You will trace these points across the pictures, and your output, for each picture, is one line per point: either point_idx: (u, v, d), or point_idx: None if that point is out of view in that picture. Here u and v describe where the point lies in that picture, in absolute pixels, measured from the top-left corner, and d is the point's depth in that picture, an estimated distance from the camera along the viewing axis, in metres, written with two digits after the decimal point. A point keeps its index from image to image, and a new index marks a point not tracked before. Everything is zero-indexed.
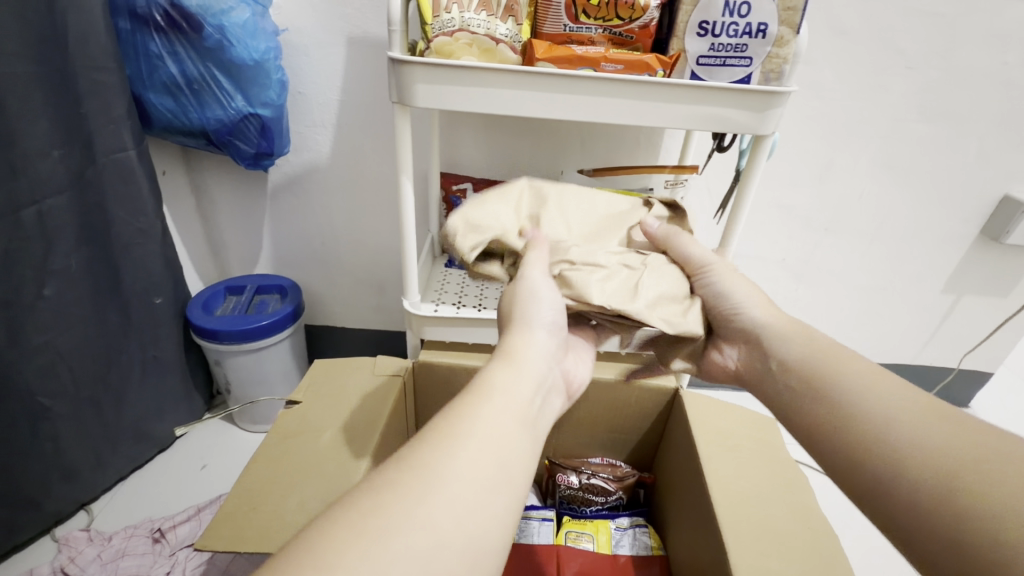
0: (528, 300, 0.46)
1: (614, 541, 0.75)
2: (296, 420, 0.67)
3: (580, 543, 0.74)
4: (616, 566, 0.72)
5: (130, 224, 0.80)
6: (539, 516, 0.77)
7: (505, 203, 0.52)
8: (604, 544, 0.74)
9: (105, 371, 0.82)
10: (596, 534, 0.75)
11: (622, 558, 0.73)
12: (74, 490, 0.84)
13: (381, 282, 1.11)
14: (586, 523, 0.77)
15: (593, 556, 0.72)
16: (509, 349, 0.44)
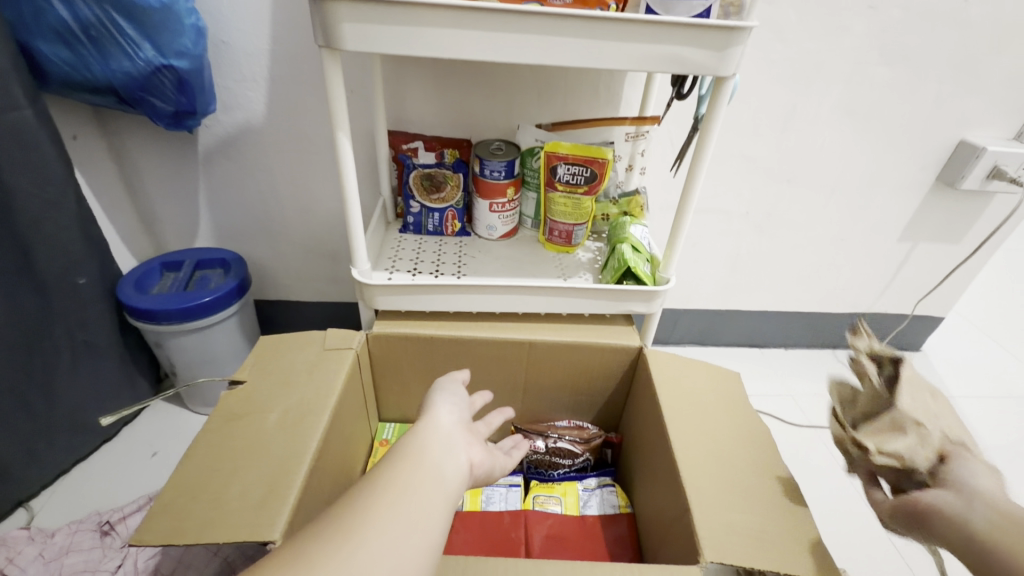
0: (441, 388, 0.55)
1: (582, 502, 0.75)
2: (240, 401, 0.63)
3: (549, 505, 0.73)
4: (584, 527, 0.72)
5: (37, 197, 0.72)
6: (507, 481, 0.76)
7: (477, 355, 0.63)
8: (572, 506, 0.74)
9: (26, 359, 0.75)
10: (564, 496, 0.75)
11: (591, 519, 0.73)
12: (7, 487, 0.78)
13: (334, 252, 1.05)
14: (555, 486, 0.76)
15: (562, 518, 0.72)
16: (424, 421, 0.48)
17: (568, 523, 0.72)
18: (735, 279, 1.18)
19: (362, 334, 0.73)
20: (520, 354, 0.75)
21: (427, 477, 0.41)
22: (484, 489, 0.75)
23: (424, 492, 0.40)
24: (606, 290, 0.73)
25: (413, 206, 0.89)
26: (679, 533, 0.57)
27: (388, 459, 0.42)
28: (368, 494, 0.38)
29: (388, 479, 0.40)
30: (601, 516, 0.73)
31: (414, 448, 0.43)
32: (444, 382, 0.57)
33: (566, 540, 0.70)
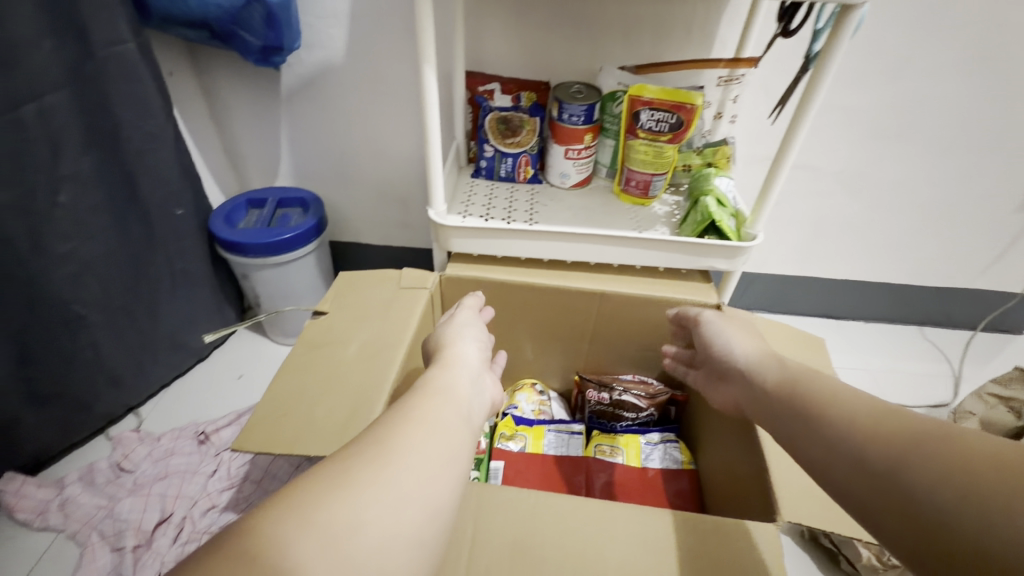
0: (456, 329, 0.56)
1: (645, 455, 0.75)
2: (323, 331, 0.66)
3: (611, 455, 0.75)
4: (645, 479, 0.72)
5: (141, 129, 0.76)
6: (571, 427, 0.78)
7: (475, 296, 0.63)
8: (634, 459, 0.75)
9: (135, 281, 0.82)
10: (626, 448, 0.75)
11: (652, 472, 0.73)
12: (121, 395, 0.88)
13: (404, 196, 1.06)
14: (618, 437, 0.77)
15: (624, 468, 0.73)
16: (446, 359, 0.50)
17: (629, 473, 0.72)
18: (819, 244, 1.10)
19: (437, 275, 0.74)
20: (590, 304, 0.74)
21: (448, 409, 0.42)
22: (546, 433, 0.77)
23: (448, 425, 0.40)
24: (687, 244, 0.70)
25: (487, 150, 0.87)
26: (751, 492, 0.56)
27: (415, 396, 0.43)
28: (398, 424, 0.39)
29: (418, 413, 0.40)
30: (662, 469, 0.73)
31: (438, 390, 0.44)
32: (456, 324, 0.58)
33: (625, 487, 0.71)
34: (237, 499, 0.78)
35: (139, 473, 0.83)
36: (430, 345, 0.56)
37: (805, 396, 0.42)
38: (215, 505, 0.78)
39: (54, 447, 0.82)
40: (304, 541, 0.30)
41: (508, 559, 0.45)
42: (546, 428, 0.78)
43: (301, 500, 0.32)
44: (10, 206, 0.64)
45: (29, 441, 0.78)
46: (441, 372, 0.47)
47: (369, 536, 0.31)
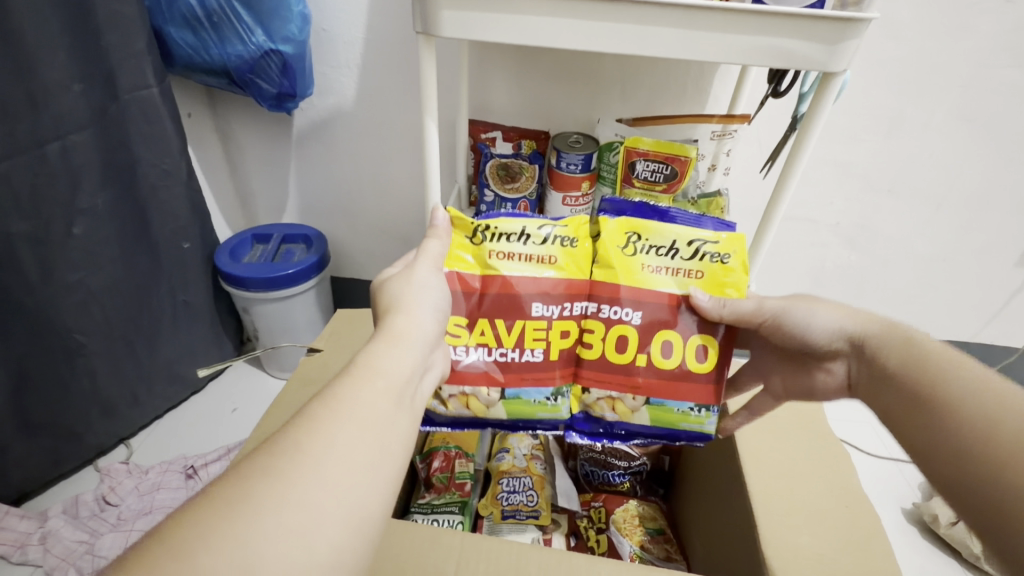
0: (413, 290, 0.43)
1: (526, 258, 0.48)
2: (316, 367, 0.66)
3: (664, 344, 0.49)
4: (514, 306, 0.49)
5: (156, 166, 0.80)
6: (659, 211, 0.50)
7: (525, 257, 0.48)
8: (616, 326, 0.49)
9: (138, 313, 0.84)
10: (597, 263, 0.49)
11: (521, 296, 0.48)
12: (114, 425, 0.88)
13: (407, 235, 1.09)
14: (663, 240, 0.48)
15: (603, 366, 0.50)
16: (393, 331, 0.39)
17: (669, 389, 0.49)
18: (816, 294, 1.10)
19: None
20: (686, 213, 0.50)
21: (384, 392, 0.35)
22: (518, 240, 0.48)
23: (379, 407, 0.34)
24: None
25: (487, 195, 0.89)
26: (743, 525, 0.55)
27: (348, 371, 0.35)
28: (309, 411, 0.32)
29: (332, 394, 0.34)
30: (493, 279, 0.48)
31: (367, 358, 0.36)
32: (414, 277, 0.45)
33: (703, 385, 0.50)
34: None
35: (124, 508, 0.82)
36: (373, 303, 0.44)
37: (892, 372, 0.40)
38: None
39: (41, 477, 0.81)
40: (313, 489, 0.29)
41: None
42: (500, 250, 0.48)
43: (279, 469, 0.29)
44: (24, 238, 0.66)
45: (18, 471, 0.77)
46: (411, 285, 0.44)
47: (365, 453, 0.32)
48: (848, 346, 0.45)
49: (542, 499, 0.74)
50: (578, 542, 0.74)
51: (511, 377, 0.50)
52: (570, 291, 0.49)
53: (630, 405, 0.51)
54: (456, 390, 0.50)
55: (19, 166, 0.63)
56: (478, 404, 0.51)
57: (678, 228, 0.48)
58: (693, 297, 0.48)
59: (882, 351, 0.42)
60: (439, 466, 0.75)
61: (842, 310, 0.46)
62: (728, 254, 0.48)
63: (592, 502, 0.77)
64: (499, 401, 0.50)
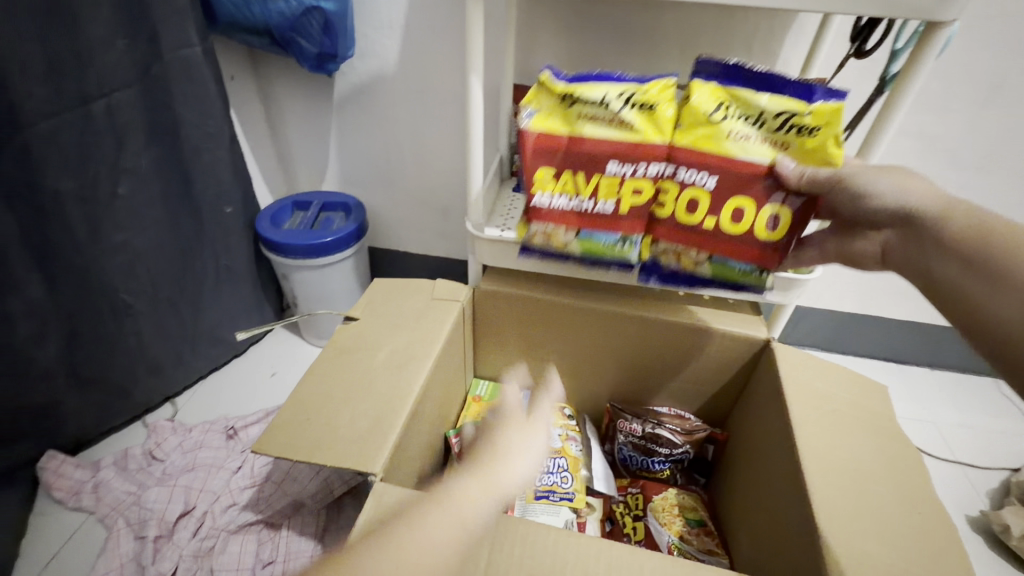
0: (515, 440, 0.51)
1: (611, 121, 0.51)
2: (352, 336, 0.65)
3: (736, 211, 0.52)
4: (591, 162, 0.53)
5: (200, 128, 0.79)
6: (758, 76, 0.49)
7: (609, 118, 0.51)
8: (690, 188, 0.52)
9: (182, 275, 0.85)
10: (680, 126, 0.50)
11: (599, 154, 0.52)
12: (161, 384, 0.90)
13: (446, 205, 1.06)
14: (749, 109, 0.48)
15: (675, 223, 0.55)
16: (479, 476, 0.46)
17: (732, 249, 0.55)
18: (883, 282, 1.02)
19: (470, 289, 0.72)
20: (780, 78, 0.48)
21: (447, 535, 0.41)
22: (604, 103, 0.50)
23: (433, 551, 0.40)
24: None
25: None
26: (801, 526, 0.51)
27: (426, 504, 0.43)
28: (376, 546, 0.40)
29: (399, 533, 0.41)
30: (576, 139, 0.52)
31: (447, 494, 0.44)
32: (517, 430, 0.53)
33: (763, 255, 0.54)
34: (257, 498, 0.77)
35: (168, 464, 0.84)
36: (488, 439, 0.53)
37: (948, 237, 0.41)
38: (235, 503, 0.77)
39: (93, 430, 0.85)
40: None
41: None
42: (586, 114, 0.51)
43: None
44: (72, 196, 0.67)
45: (72, 422, 0.81)
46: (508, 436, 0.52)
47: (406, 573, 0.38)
48: (898, 218, 0.45)
49: (578, 482, 0.71)
50: (613, 529, 0.71)
51: (588, 222, 0.56)
52: (648, 154, 0.51)
53: (694, 259, 0.57)
54: (545, 227, 0.58)
55: (66, 123, 0.64)
56: (560, 240, 0.58)
57: (772, 96, 0.48)
58: (778, 169, 0.49)
59: (938, 224, 0.42)
60: (473, 442, 0.73)
61: (906, 181, 0.46)
62: (820, 126, 0.47)
63: (628, 489, 0.75)
64: (575, 240, 0.58)
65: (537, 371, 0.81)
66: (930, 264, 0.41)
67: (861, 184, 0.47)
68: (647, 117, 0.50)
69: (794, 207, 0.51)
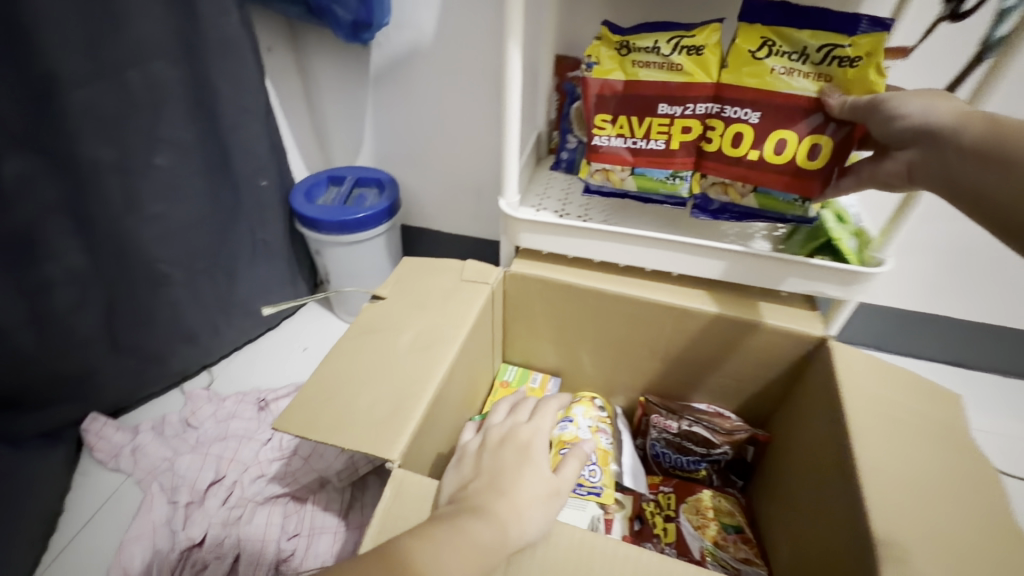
0: (521, 447, 0.46)
1: (663, 65, 0.56)
2: (378, 316, 0.63)
3: (780, 142, 0.55)
4: (645, 105, 0.58)
5: (236, 100, 0.78)
6: (803, 13, 0.52)
7: (662, 61, 0.56)
8: (737, 124, 0.56)
9: (218, 248, 0.85)
10: (727, 65, 0.55)
11: (652, 96, 0.57)
12: (197, 354, 0.92)
13: (480, 185, 1.03)
14: (793, 46, 0.53)
15: (723, 160, 0.59)
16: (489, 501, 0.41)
17: (776, 182, 0.57)
18: (956, 281, 0.92)
19: (501, 271, 0.69)
20: (827, 12, 0.52)
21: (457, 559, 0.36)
22: (656, 50, 0.56)
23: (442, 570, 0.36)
24: (797, 261, 0.58)
25: (569, 141, 0.79)
26: (852, 545, 0.46)
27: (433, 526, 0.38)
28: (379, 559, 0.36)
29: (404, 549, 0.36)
30: (632, 81, 0.57)
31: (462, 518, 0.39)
32: (527, 434, 0.48)
33: (806, 185, 0.56)
34: (285, 471, 0.78)
35: (202, 432, 0.86)
36: (489, 442, 0.47)
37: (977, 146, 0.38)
38: (264, 474, 0.78)
39: (134, 395, 0.87)
40: None
41: None
42: (639, 61, 0.57)
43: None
44: (110, 165, 0.67)
45: (113, 387, 0.83)
46: (518, 449, 0.46)
47: None
48: (919, 135, 0.43)
49: (606, 477, 0.68)
50: (642, 528, 0.66)
51: (639, 158, 0.60)
52: (697, 92, 0.56)
53: (741, 191, 0.60)
54: (602, 167, 0.62)
55: (103, 91, 0.64)
56: (617, 177, 0.62)
57: (815, 31, 0.52)
58: (822, 96, 0.53)
59: (958, 133, 0.40)
60: None
61: (938, 99, 0.44)
62: (861, 57, 0.51)
63: (660, 488, 0.71)
64: (631, 176, 0.62)
65: (568, 359, 0.77)
66: (952, 169, 0.40)
67: (896, 103, 0.45)
68: (697, 60, 0.56)
69: (837, 136, 0.53)
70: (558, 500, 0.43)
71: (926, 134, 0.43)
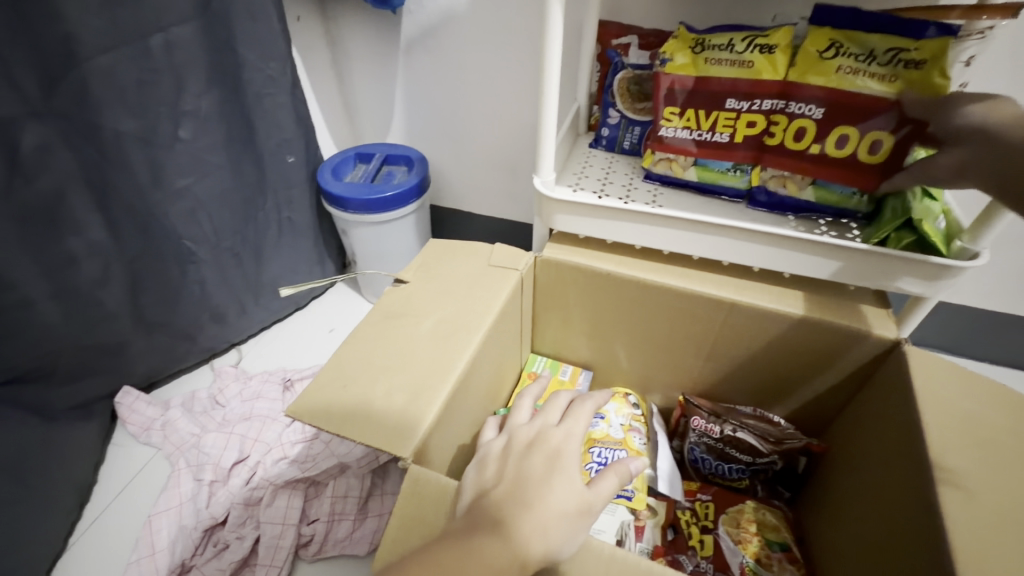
0: (547, 457, 0.41)
1: (734, 62, 0.56)
2: (400, 300, 0.59)
3: (843, 138, 0.54)
4: (713, 98, 0.57)
5: (262, 70, 0.76)
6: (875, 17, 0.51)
7: (733, 59, 0.56)
8: (801, 119, 0.55)
9: (244, 224, 0.84)
10: (796, 64, 0.54)
11: (722, 90, 0.57)
12: (226, 331, 0.91)
13: (514, 163, 0.97)
14: (862, 47, 0.51)
15: (786, 154, 0.57)
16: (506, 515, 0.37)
17: (836, 176, 0.55)
18: None
19: (532, 256, 0.64)
20: (897, 19, 0.50)
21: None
22: (727, 49, 0.56)
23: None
24: (870, 252, 0.51)
25: (611, 115, 0.72)
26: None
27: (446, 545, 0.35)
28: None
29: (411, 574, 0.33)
30: (701, 77, 0.57)
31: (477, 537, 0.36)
32: (555, 442, 0.43)
33: (868, 180, 0.54)
34: (306, 454, 0.75)
35: (228, 410, 0.85)
36: (515, 444, 0.43)
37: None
38: (286, 456, 0.76)
39: (164, 370, 0.88)
40: None
41: None
42: (709, 57, 0.57)
43: None
44: (133, 136, 0.66)
45: (143, 362, 0.84)
46: (545, 458, 0.41)
47: None
48: (978, 134, 0.46)
49: (639, 480, 0.63)
50: (676, 538, 0.61)
51: (702, 150, 0.60)
52: (766, 88, 0.55)
53: (799, 184, 0.58)
54: (665, 158, 0.63)
55: (124, 58, 0.61)
56: (678, 168, 0.62)
57: (884, 35, 0.51)
58: (896, 99, 0.50)
59: (1017, 135, 0.44)
60: None
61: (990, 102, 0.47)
62: (926, 61, 0.49)
63: (698, 495, 0.65)
64: (691, 167, 0.62)
65: (602, 351, 0.72)
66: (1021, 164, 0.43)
67: (959, 103, 0.47)
68: (771, 56, 0.54)
69: (898, 132, 0.51)
70: (589, 519, 0.38)
71: (983, 135, 0.46)
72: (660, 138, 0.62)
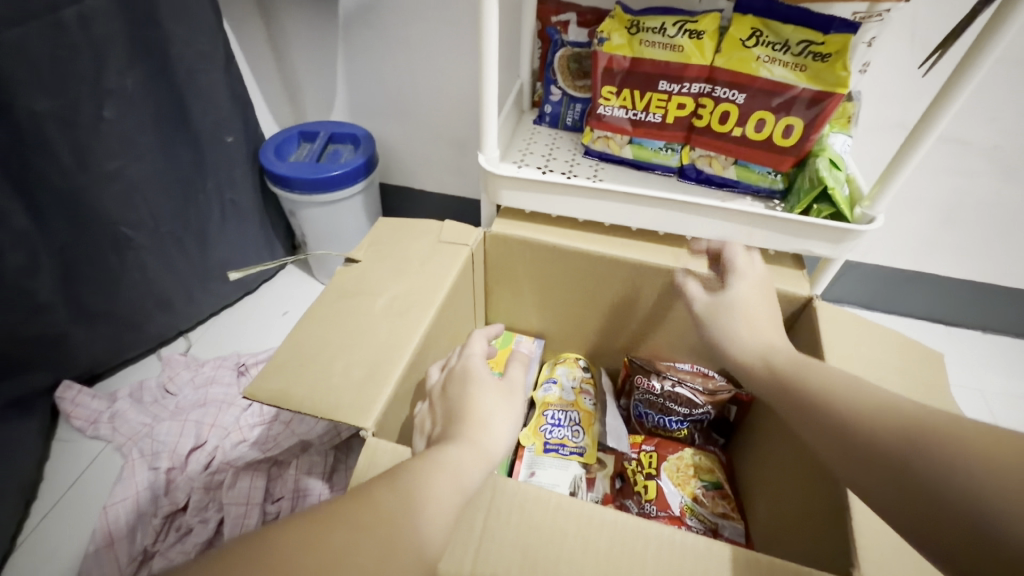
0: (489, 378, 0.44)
1: (665, 45, 0.59)
2: (353, 279, 0.60)
3: (760, 121, 0.59)
4: (646, 80, 0.61)
5: (191, 46, 0.72)
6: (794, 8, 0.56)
7: (665, 43, 0.59)
8: (724, 103, 0.59)
9: (183, 208, 0.81)
10: (721, 51, 0.58)
11: (655, 72, 0.60)
12: (173, 319, 0.89)
13: (462, 140, 0.98)
14: (778, 37, 0.56)
15: (711, 135, 0.62)
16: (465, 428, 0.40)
17: (754, 155, 0.61)
18: (946, 237, 0.91)
19: (481, 231, 0.66)
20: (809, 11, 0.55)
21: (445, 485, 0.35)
22: (658, 33, 0.59)
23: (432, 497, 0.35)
24: (782, 219, 0.57)
25: (553, 93, 0.74)
26: (827, 499, 0.46)
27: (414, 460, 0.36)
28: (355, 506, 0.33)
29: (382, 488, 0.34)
30: (636, 58, 0.60)
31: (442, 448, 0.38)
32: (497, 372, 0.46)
33: (780, 160, 0.60)
34: (266, 436, 0.76)
35: (181, 398, 0.84)
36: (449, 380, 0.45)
37: (795, 404, 0.40)
38: (245, 439, 0.77)
39: (108, 362, 0.85)
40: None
41: (516, 568, 0.37)
42: (642, 40, 0.59)
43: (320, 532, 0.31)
44: (52, 118, 0.62)
45: (85, 354, 0.81)
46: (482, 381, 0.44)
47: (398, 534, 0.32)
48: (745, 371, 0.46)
49: (589, 437, 0.69)
50: (623, 486, 0.67)
51: (637, 129, 0.64)
52: (693, 72, 0.59)
53: (723, 163, 0.63)
54: (604, 135, 0.66)
55: (35, 33, 0.58)
56: (616, 145, 0.66)
57: (797, 27, 0.55)
58: (802, 87, 0.56)
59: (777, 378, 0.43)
60: None
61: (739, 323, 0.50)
62: (831, 54, 0.54)
63: (642, 447, 0.71)
64: (627, 146, 0.66)
65: (552, 320, 0.76)
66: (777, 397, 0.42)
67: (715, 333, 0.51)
68: (698, 42, 0.58)
69: (807, 116, 0.57)
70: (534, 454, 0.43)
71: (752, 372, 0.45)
72: (598, 116, 0.65)
